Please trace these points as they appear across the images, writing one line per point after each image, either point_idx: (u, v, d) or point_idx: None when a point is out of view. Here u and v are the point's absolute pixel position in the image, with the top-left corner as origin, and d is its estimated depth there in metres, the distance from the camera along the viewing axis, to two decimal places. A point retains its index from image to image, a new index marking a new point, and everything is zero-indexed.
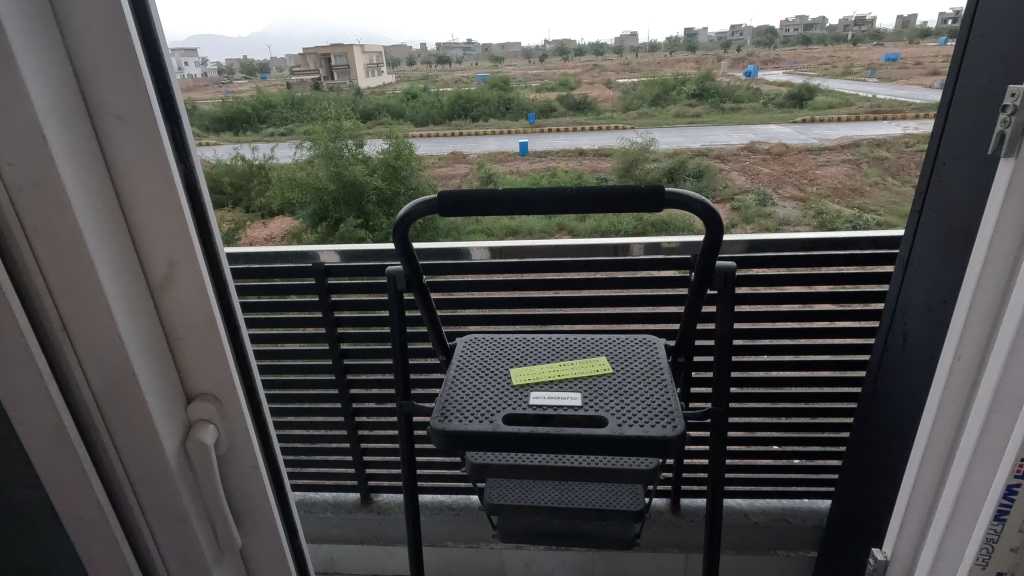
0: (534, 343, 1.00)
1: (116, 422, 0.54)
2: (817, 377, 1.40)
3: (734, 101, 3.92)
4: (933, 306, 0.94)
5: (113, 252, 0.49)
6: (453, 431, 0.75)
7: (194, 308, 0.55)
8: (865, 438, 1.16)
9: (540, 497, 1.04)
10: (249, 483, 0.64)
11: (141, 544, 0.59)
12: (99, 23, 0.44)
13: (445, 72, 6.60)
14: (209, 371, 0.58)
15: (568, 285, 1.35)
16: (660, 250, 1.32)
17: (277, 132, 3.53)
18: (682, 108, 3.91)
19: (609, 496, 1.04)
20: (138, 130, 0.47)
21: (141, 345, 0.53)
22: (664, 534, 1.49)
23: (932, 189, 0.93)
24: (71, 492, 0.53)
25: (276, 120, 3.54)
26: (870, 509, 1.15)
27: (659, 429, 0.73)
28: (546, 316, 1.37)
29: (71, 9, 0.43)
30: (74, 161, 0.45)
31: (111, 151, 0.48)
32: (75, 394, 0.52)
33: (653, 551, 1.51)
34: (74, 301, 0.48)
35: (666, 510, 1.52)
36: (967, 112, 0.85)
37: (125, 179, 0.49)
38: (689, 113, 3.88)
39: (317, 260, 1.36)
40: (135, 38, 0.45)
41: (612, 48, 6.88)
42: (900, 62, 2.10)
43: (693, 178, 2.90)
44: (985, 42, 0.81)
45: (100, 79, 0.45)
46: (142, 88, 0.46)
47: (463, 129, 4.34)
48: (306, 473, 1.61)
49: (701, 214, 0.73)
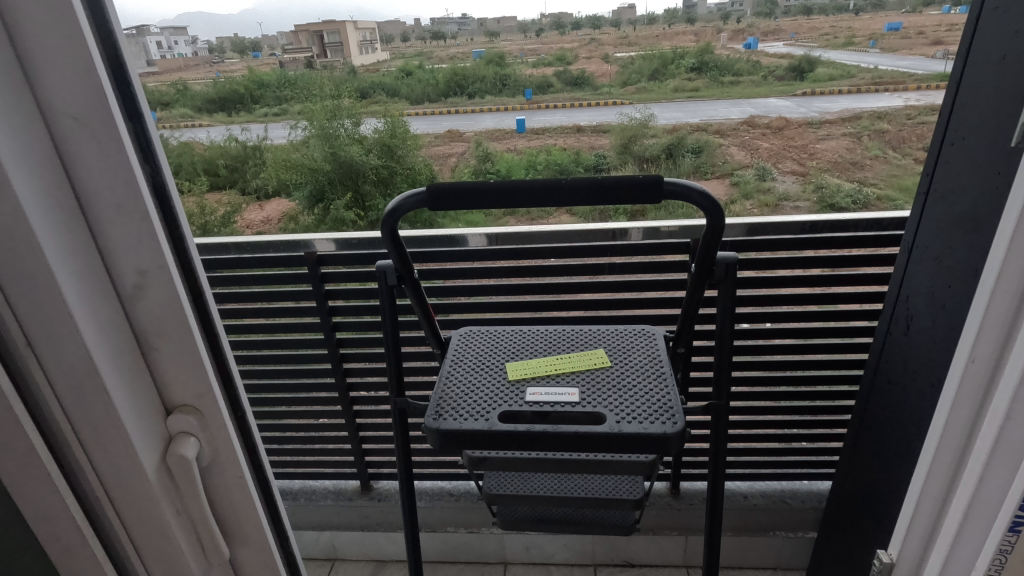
0: (530, 336, 1.00)
1: (90, 436, 0.53)
2: (817, 360, 1.40)
3: (733, 75, 3.84)
4: (938, 292, 0.94)
5: (77, 266, 0.49)
6: (449, 429, 0.75)
7: (165, 318, 0.55)
8: (865, 422, 1.16)
9: (540, 487, 1.06)
10: (235, 489, 0.65)
11: (122, 555, 0.59)
12: (48, 25, 0.42)
13: (440, 48, 6.53)
14: (188, 381, 0.58)
15: (566, 272, 1.35)
16: (659, 234, 1.31)
17: (273, 112, 3.49)
18: (681, 82, 3.83)
19: (609, 484, 1.06)
20: (100, 138, 0.46)
21: (112, 358, 0.52)
22: (663, 517, 1.52)
23: (938, 171, 0.92)
24: (45, 511, 0.52)
25: (272, 100, 3.48)
26: (872, 490, 1.17)
27: (659, 425, 0.73)
28: (543, 304, 1.37)
29: (19, 9, 0.41)
30: (27, 171, 0.44)
31: (70, 160, 0.47)
32: (44, 408, 0.51)
33: (652, 534, 1.53)
34: (39, 315, 0.47)
35: (666, 494, 1.54)
36: (978, 90, 0.84)
37: (86, 189, 0.48)
38: (688, 87, 3.79)
39: (309, 248, 1.36)
40: (88, 36, 0.44)
41: (609, 20, 6.82)
42: (906, 33, 2.04)
43: (692, 155, 2.86)
44: (998, 17, 0.79)
45: (52, 82, 0.44)
46: (101, 96, 0.45)
47: (460, 107, 4.31)
48: (306, 462, 1.62)
49: (700, 204, 0.72)
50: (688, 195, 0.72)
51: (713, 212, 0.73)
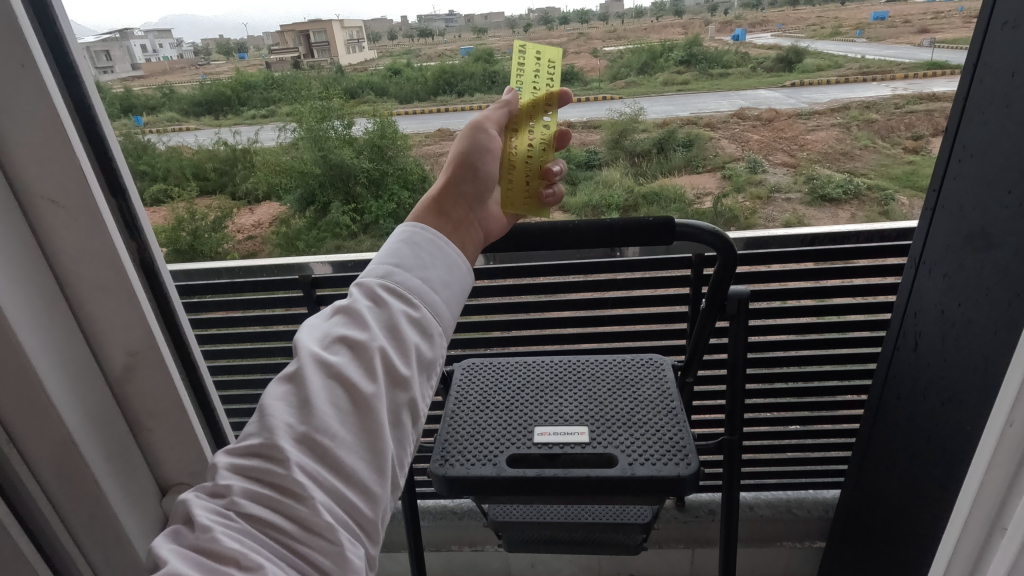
0: (546, 365, 1.43)
1: (153, 431, 1.12)
2: (843, 400, 1.93)
3: (721, 66, 1.89)
4: (946, 308, 1.21)
5: (83, 418, 0.98)
6: (451, 477, 1.10)
7: (152, 386, 1.08)
8: (861, 452, 1.54)
9: (545, 514, 1.38)
10: (190, 450, 1.16)
11: (149, 450, 1.14)
12: (156, 402, 1.10)
13: None
14: (180, 465, 1.16)
15: (569, 286, 1.67)
16: (655, 251, 1.61)
17: (258, 115, 1.91)
18: (671, 75, 1.83)
19: (618, 512, 1.36)
20: (173, 417, 1.12)
21: (88, 424, 0.99)
22: (674, 530, 1.87)
23: (939, 214, 1.19)
24: (163, 418, 1.11)
25: (259, 100, 1.93)
26: (898, 535, 1.41)
27: (675, 468, 1.05)
28: (537, 305, 1.70)
29: (126, 391, 1.07)
30: (73, 407, 0.96)
31: (143, 425, 1.11)
32: (131, 411, 1.09)
33: (659, 547, 1.89)
34: (151, 404, 1.10)
35: (673, 508, 1.89)
36: (963, 174, 1.12)
37: (144, 420, 1.11)
38: (677, 79, 1.82)
39: (307, 271, 1.87)
40: (180, 392, 1.12)
41: None
42: (895, 23, 1.67)
43: (686, 149, 1.95)
44: (974, 119, 1.08)
45: (137, 400, 1.09)
46: (183, 411, 1.13)
47: (271, 89, 1.97)
48: None
49: (710, 240, 1.08)
50: (701, 230, 1.07)
51: (724, 240, 1.08)
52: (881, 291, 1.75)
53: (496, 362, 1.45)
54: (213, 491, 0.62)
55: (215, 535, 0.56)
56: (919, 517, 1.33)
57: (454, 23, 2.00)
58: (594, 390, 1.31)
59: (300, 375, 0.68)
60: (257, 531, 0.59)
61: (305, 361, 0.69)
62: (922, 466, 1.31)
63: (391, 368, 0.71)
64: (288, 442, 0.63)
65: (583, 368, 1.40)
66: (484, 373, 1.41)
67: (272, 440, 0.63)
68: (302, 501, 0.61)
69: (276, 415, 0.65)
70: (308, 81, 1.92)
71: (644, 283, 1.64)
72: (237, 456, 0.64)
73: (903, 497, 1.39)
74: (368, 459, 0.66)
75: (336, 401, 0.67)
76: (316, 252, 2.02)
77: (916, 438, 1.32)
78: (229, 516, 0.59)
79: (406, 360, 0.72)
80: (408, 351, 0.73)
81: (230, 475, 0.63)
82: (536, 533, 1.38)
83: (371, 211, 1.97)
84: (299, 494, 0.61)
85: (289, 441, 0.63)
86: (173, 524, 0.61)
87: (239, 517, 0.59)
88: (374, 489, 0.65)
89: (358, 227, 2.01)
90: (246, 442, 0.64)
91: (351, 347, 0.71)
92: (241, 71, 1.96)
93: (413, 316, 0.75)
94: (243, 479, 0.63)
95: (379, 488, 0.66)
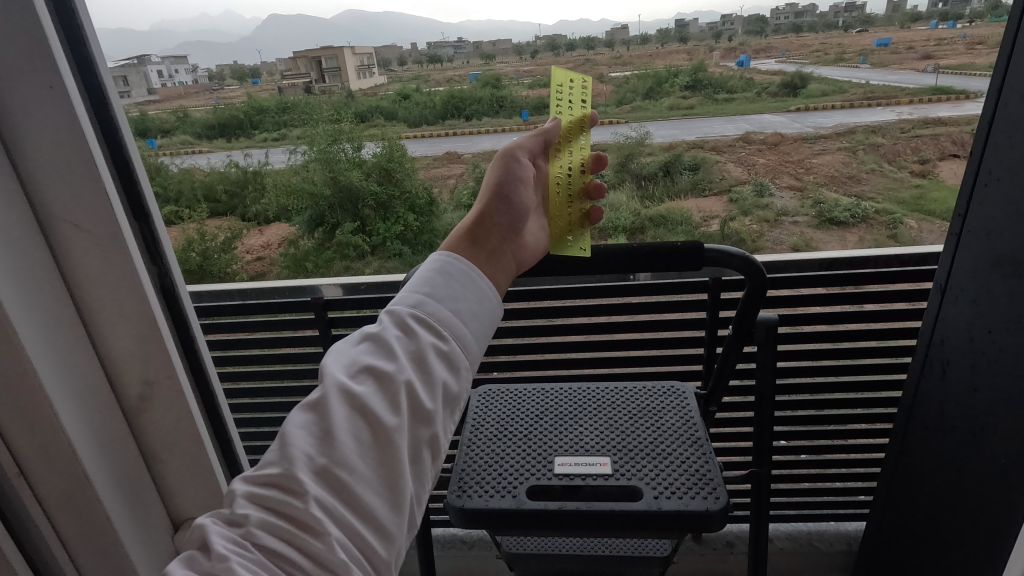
0: (563, 392, 1.41)
1: (167, 462, 1.12)
2: (862, 429, 1.89)
3: (726, 91, 1.90)
4: (976, 336, 1.19)
5: (94, 446, 0.97)
6: (469, 509, 1.08)
7: (170, 416, 1.09)
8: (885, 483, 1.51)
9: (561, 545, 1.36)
10: (203, 483, 1.16)
11: (162, 482, 1.14)
12: (172, 432, 1.10)
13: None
14: (192, 498, 1.16)
15: (578, 309, 1.66)
16: (668, 275, 1.60)
17: (268, 137, 1.93)
18: (676, 100, 1.84)
19: (638, 545, 1.34)
20: (189, 447, 1.12)
21: (99, 451, 0.99)
22: (693, 563, 1.83)
23: (963, 240, 1.18)
24: (180, 448, 1.11)
25: (270, 123, 1.94)
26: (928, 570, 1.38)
27: (705, 503, 1.03)
28: (547, 328, 1.69)
29: (142, 419, 1.07)
30: (84, 434, 0.95)
31: (156, 456, 1.11)
32: (145, 441, 1.09)
33: None
34: (167, 434, 1.10)
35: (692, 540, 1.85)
36: (988, 199, 1.12)
37: (157, 450, 1.11)
38: (682, 104, 1.83)
39: (316, 294, 1.89)
40: (197, 422, 1.12)
41: None
42: (898, 49, 1.74)
43: (691, 173, 1.90)
44: (998, 146, 1.08)
45: (152, 431, 1.09)
46: (199, 442, 1.13)
47: (275, 112, 1.97)
48: None
49: (737, 263, 1.07)
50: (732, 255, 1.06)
51: (755, 266, 1.07)
52: (896, 317, 1.72)
53: (513, 388, 1.44)
54: (230, 519, 0.61)
55: (230, 564, 0.55)
56: (953, 551, 1.30)
57: (462, 50, 2.11)
58: (615, 419, 1.29)
59: (324, 402, 0.68)
60: (272, 563, 0.58)
61: (330, 387, 0.68)
62: (953, 501, 1.29)
63: (416, 404, 0.70)
64: (308, 474, 0.63)
65: (601, 396, 1.38)
66: (498, 399, 1.39)
67: (292, 471, 0.62)
68: (318, 536, 0.60)
69: (296, 444, 0.64)
70: (319, 105, 1.97)
71: (658, 306, 1.64)
72: (255, 484, 0.63)
73: (931, 532, 1.36)
74: (385, 496, 0.65)
75: (356, 432, 0.66)
76: (324, 273, 2.01)
77: (943, 471, 1.30)
78: (244, 546, 0.58)
79: (431, 394, 0.72)
80: (433, 386, 0.72)
81: (246, 504, 0.62)
82: (551, 564, 1.35)
83: (379, 233, 1.95)
84: (315, 528, 0.60)
85: (303, 472, 0.63)
86: (185, 550, 0.60)
87: (254, 548, 0.59)
88: (391, 528, 0.65)
89: (367, 248, 1.97)
90: (264, 470, 0.64)
91: (376, 378, 0.70)
92: (253, 96, 1.99)
93: (442, 349, 0.74)
94: (260, 509, 0.62)
95: (394, 525, 0.65)
